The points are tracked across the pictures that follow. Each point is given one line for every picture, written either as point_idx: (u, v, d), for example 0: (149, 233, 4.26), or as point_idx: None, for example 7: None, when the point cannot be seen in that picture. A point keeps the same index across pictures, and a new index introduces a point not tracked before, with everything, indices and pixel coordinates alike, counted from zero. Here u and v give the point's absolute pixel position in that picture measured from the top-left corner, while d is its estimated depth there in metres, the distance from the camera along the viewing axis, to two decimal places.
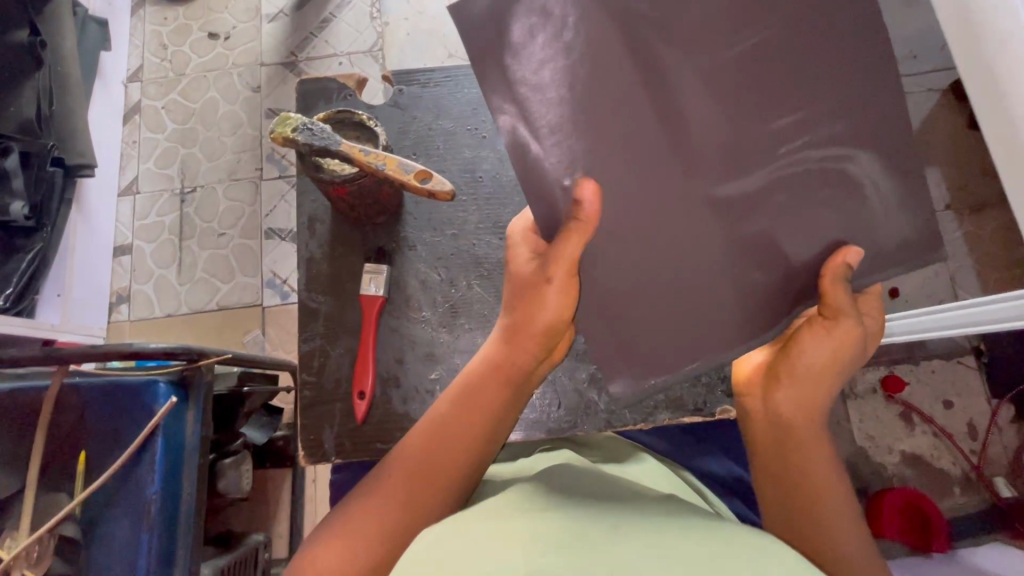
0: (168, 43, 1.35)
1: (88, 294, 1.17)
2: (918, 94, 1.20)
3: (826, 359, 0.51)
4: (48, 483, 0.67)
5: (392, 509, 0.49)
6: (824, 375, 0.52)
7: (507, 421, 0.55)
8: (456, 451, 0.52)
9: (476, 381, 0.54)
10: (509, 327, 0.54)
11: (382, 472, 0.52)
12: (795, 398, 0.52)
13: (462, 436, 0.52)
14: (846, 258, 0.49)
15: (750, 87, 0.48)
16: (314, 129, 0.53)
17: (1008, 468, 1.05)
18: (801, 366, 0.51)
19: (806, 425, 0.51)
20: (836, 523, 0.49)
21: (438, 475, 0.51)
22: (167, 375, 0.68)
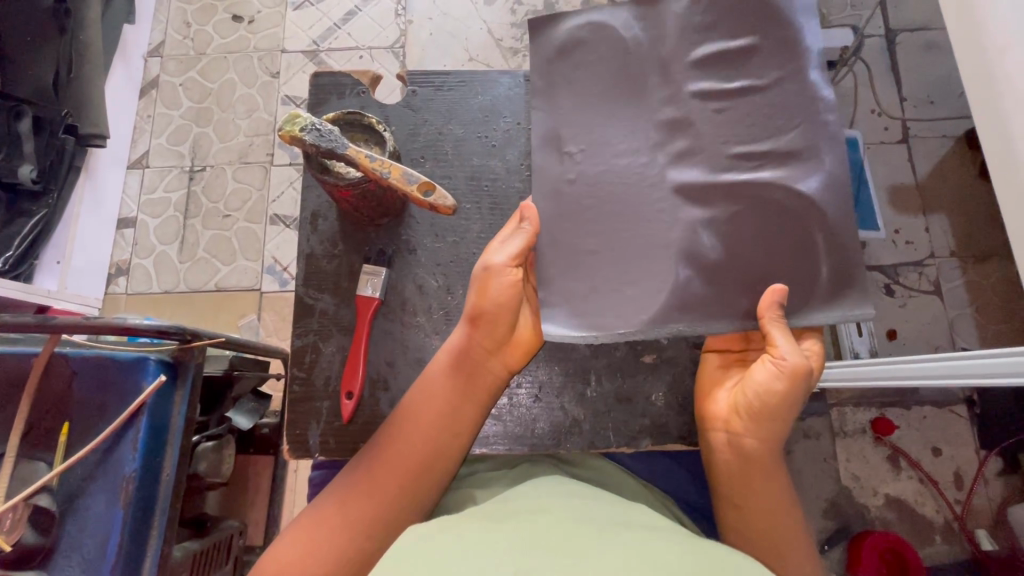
0: (192, 21, 1.36)
1: (88, 263, 1.17)
2: (931, 139, 1.21)
3: (783, 393, 0.53)
4: (28, 451, 0.67)
5: (365, 506, 0.52)
6: (784, 409, 0.53)
7: (477, 416, 0.57)
8: (427, 448, 0.55)
9: (445, 383, 0.57)
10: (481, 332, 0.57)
11: (352, 469, 0.55)
12: (754, 430, 0.54)
13: (423, 430, 0.55)
14: (773, 297, 0.54)
15: (722, 134, 0.59)
16: (322, 130, 0.52)
17: (991, 521, 1.05)
18: (759, 402, 0.53)
19: (765, 461, 0.54)
20: (780, 555, 0.53)
21: (410, 472, 0.54)
22: (158, 355, 0.68)
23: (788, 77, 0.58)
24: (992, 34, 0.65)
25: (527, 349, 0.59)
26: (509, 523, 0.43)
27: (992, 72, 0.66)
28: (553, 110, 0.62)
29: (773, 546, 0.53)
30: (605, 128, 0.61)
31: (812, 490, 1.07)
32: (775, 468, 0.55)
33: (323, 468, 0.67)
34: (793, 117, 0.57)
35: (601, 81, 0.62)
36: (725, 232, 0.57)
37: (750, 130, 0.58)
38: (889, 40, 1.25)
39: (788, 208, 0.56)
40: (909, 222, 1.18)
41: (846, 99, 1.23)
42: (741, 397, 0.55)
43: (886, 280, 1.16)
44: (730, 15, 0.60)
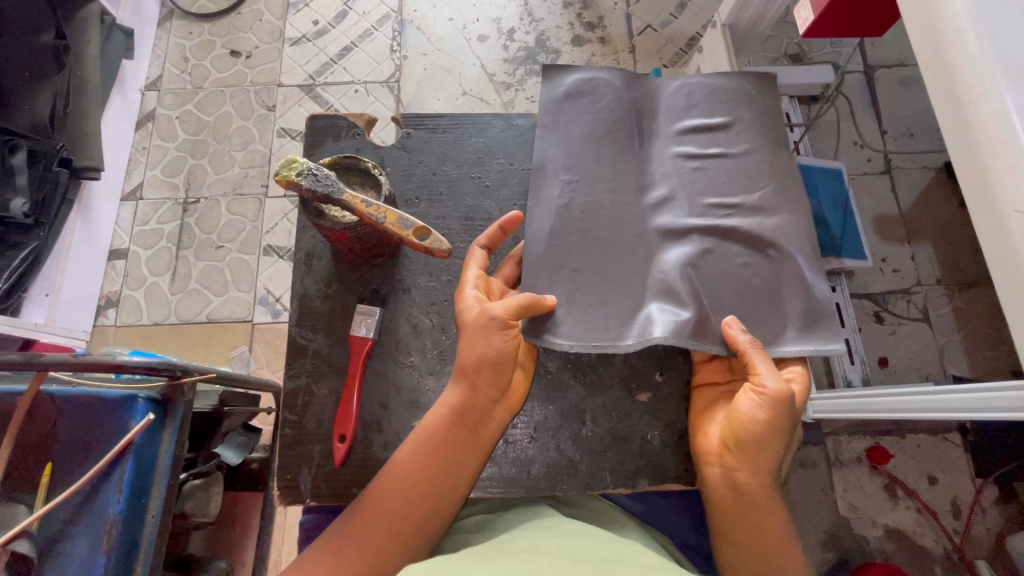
0: (189, 56, 1.39)
1: (76, 296, 1.15)
2: (912, 170, 1.24)
3: (767, 424, 0.53)
4: (6, 493, 0.65)
5: (354, 554, 0.51)
6: (770, 440, 0.53)
7: (467, 464, 0.56)
8: (415, 494, 0.54)
9: (435, 426, 0.56)
10: (467, 375, 0.56)
11: (342, 520, 0.53)
12: (741, 463, 0.54)
13: (413, 478, 0.54)
14: (734, 330, 0.55)
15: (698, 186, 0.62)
16: (319, 175, 0.53)
17: (990, 551, 1.04)
18: (745, 436, 0.54)
19: (756, 495, 0.54)
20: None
21: (399, 518, 0.53)
22: (147, 392, 0.67)
23: (761, 151, 0.64)
24: (969, 54, 0.45)
25: (520, 401, 0.60)
26: (498, 564, 0.42)
27: (966, 107, 0.45)
28: (552, 152, 0.64)
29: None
30: (605, 173, 0.63)
31: (810, 521, 1.06)
32: (768, 505, 0.54)
33: (314, 511, 0.65)
34: (758, 182, 0.63)
35: (598, 127, 0.65)
36: (711, 272, 0.59)
37: (723, 185, 0.63)
38: (868, 75, 1.29)
39: (765, 254, 0.60)
40: (895, 251, 1.20)
41: (829, 132, 1.27)
42: (727, 431, 0.55)
43: (875, 308, 1.17)
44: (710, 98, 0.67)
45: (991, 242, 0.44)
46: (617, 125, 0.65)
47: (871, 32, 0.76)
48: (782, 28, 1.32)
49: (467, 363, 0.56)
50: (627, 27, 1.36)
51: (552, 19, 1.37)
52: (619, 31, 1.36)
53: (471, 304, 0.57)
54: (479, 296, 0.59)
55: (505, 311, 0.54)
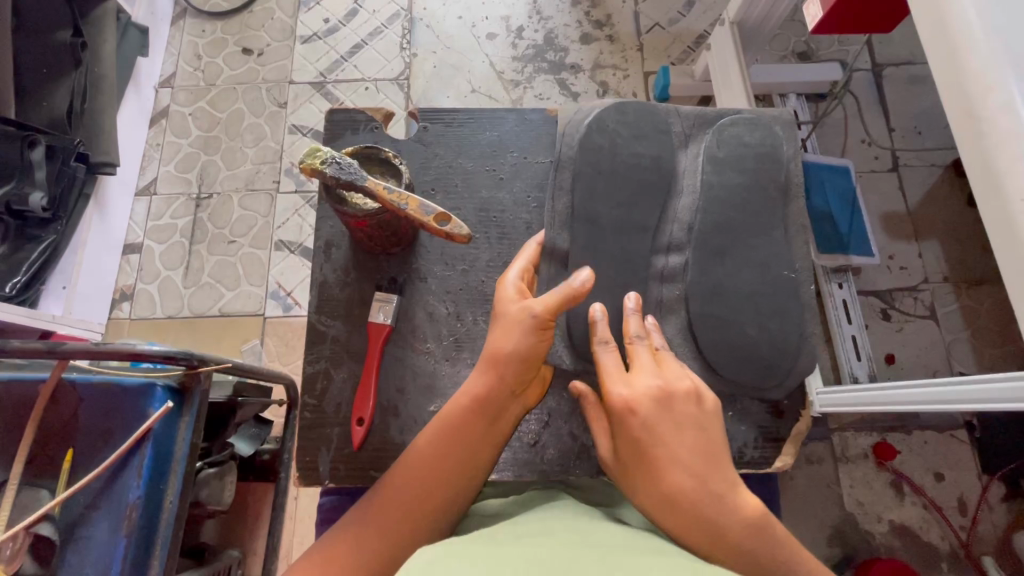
0: (202, 54, 1.40)
1: (91, 289, 1.17)
2: (920, 168, 1.24)
3: (637, 443, 0.49)
4: (30, 477, 0.67)
5: (364, 535, 0.52)
6: (676, 464, 0.47)
7: (490, 447, 0.57)
8: (438, 475, 0.55)
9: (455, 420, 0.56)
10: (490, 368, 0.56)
11: (365, 499, 0.55)
12: (666, 520, 0.47)
13: (436, 459, 0.55)
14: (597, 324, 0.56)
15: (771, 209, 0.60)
16: (342, 163, 0.55)
17: (997, 548, 1.04)
18: (634, 487, 0.49)
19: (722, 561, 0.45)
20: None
21: (421, 498, 0.54)
22: (165, 380, 0.68)
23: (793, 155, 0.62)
24: (978, 45, 0.46)
25: (541, 386, 0.60)
26: (511, 548, 0.42)
27: (973, 99, 0.46)
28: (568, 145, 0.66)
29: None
30: (619, 166, 0.64)
31: (816, 517, 1.07)
32: (752, 539, 0.46)
33: (333, 494, 0.66)
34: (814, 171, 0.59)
35: (613, 118, 0.66)
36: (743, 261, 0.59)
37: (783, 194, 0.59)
38: (876, 73, 1.30)
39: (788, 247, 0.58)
40: (902, 248, 1.20)
41: (837, 130, 1.27)
42: (620, 461, 0.51)
43: (881, 305, 1.18)
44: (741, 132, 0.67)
45: (999, 230, 0.45)
46: (633, 118, 0.66)
47: (879, 29, 0.77)
48: (790, 26, 1.32)
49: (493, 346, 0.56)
50: (635, 26, 1.37)
51: (561, 18, 1.38)
52: (627, 29, 1.37)
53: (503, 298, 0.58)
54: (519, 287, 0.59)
55: (544, 309, 0.55)
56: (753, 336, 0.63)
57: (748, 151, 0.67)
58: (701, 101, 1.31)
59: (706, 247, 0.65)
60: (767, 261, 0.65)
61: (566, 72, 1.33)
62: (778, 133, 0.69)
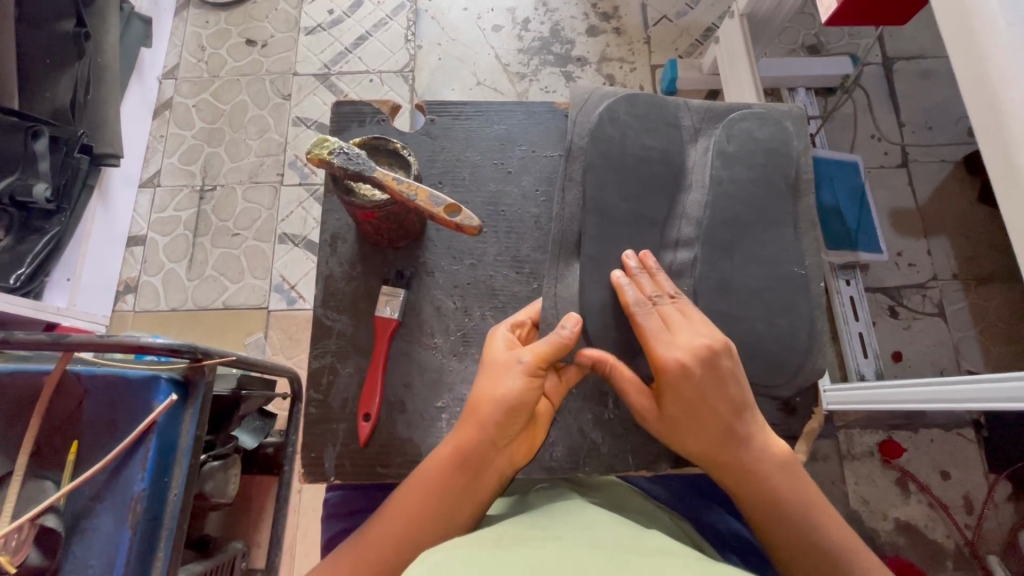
0: (206, 45, 1.39)
1: (95, 282, 1.16)
2: (930, 164, 1.23)
3: (689, 398, 0.54)
4: (35, 469, 0.67)
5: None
6: (716, 414, 0.55)
7: (469, 502, 0.54)
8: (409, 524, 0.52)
9: (435, 467, 0.54)
10: (469, 419, 0.54)
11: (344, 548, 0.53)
12: (702, 455, 0.56)
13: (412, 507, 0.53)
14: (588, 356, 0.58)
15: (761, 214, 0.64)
16: (350, 154, 0.54)
17: (1002, 547, 1.04)
18: (673, 433, 0.56)
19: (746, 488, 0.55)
20: (845, 556, 0.53)
21: (389, 550, 0.51)
22: (169, 374, 0.68)
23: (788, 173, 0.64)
24: (999, 40, 0.45)
25: (533, 445, 0.58)
26: (514, 552, 0.41)
27: (995, 86, 0.45)
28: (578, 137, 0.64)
29: (833, 553, 0.53)
30: (629, 158, 0.63)
31: None
32: (774, 471, 0.55)
33: (339, 489, 0.66)
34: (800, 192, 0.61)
35: (623, 109, 0.64)
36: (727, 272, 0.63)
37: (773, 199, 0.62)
38: (886, 68, 1.28)
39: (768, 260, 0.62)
40: (910, 244, 1.19)
41: (846, 125, 1.26)
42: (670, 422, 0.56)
43: (889, 302, 1.17)
44: (741, 140, 0.67)
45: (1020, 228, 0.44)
46: (643, 110, 0.65)
47: (893, 20, 0.75)
48: (799, 19, 1.31)
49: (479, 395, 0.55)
50: (642, 19, 1.35)
51: (567, 10, 1.36)
52: (634, 22, 1.35)
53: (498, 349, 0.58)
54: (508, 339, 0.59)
55: (531, 357, 0.55)
56: (760, 331, 0.62)
57: (758, 147, 0.66)
58: (709, 95, 1.29)
59: (715, 241, 0.64)
60: (776, 257, 0.64)
61: (572, 65, 1.32)
62: (788, 129, 0.68)
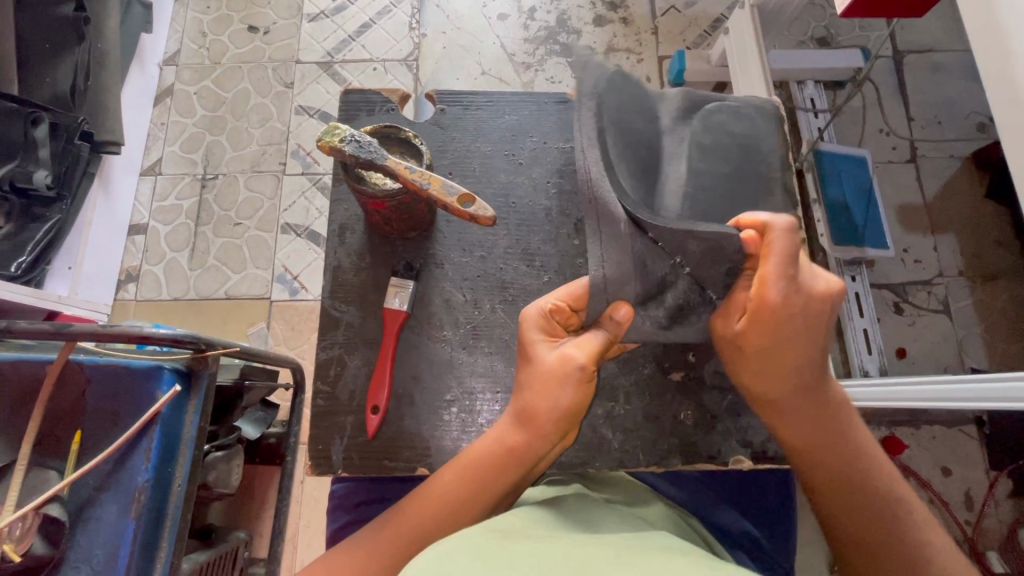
0: (207, 30, 1.38)
1: (96, 270, 1.16)
2: (939, 159, 1.22)
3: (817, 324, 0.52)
4: (38, 459, 0.67)
5: (369, 566, 0.51)
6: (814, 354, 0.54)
7: (510, 495, 0.55)
8: (452, 510, 0.54)
9: (481, 462, 0.54)
10: (525, 418, 0.54)
11: (379, 520, 0.55)
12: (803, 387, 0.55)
13: (455, 496, 0.54)
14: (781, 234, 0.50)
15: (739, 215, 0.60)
16: (361, 142, 0.53)
17: (1001, 543, 1.04)
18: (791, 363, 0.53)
19: (809, 436, 0.56)
20: (884, 481, 0.57)
21: (428, 531, 0.53)
22: (173, 364, 0.67)
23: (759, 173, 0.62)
24: None
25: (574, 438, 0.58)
26: (518, 544, 0.41)
27: None
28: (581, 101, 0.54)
29: (874, 475, 0.57)
30: (623, 141, 0.56)
31: None
32: (839, 404, 0.57)
33: (345, 481, 0.66)
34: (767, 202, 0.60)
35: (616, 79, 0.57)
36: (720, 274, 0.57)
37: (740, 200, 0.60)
38: (897, 61, 1.26)
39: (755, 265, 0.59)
40: (917, 241, 1.18)
41: (855, 119, 1.24)
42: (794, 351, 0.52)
43: (895, 298, 1.16)
44: (717, 135, 0.63)
45: None
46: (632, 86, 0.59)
47: (909, 13, 0.74)
48: (810, 11, 1.29)
49: (531, 400, 0.54)
50: (650, 8, 1.34)
51: None
52: (642, 11, 1.33)
53: (544, 345, 0.55)
54: (546, 331, 0.56)
55: (588, 361, 0.53)
56: None
57: (733, 140, 0.63)
58: (717, 87, 1.28)
59: None
60: None
61: None
62: (760, 123, 0.65)
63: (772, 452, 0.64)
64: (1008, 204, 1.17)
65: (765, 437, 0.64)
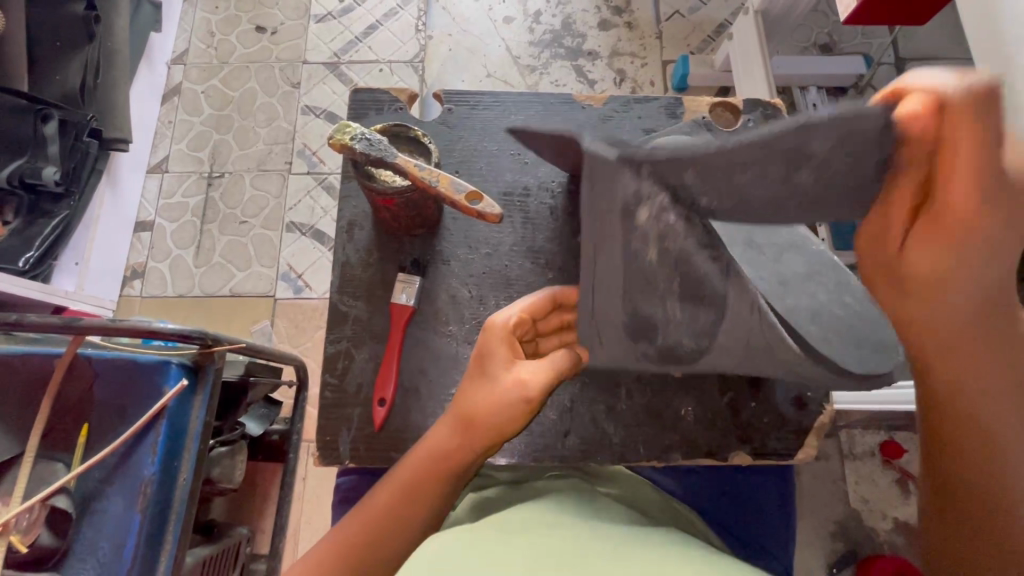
0: (215, 31, 1.39)
1: (103, 266, 1.17)
2: None
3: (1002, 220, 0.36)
4: (46, 450, 0.68)
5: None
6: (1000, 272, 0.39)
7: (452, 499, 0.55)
8: (399, 518, 0.53)
9: (422, 464, 0.55)
10: (464, 421, 0.54)
11: (327, 543, 0.53)
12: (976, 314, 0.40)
13: (401, 503, 0.54)
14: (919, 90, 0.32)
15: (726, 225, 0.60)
16: (371, 140, 0.54)
17: None
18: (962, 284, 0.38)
19: (974, 378, 0.43)
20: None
21: (377, 545, 0.52)
22: (179, 358, 0.68)
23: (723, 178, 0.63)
24: None
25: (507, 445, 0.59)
26: (515, 539, 0.41)
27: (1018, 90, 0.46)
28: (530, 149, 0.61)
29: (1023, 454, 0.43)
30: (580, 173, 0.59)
31: (819, 514, 1.08)
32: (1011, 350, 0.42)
33: (350, 474, 0.67)
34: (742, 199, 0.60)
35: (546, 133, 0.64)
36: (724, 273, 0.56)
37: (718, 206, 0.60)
38: (899, 68, 1.28)
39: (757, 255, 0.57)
40: None
41: None
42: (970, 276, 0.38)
43: None
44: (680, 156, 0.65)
45: None
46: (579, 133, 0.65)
47: (911, 20, 0.75)
48: (813, 17, 1.30)
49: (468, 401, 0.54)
50: (654, 13, 1.35)
51: (578, 4, 1.36)
52: (646, 16, 1.35)
53: (499, 349, 0.55)
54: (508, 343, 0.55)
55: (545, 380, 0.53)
56: None
57: None
58: (719, 92, 1.29)
59: None
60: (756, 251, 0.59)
61: (582, 59, 1.32)
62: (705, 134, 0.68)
63: (771, 449, 0.65)
64: None
65: (762, 431, 0.66)
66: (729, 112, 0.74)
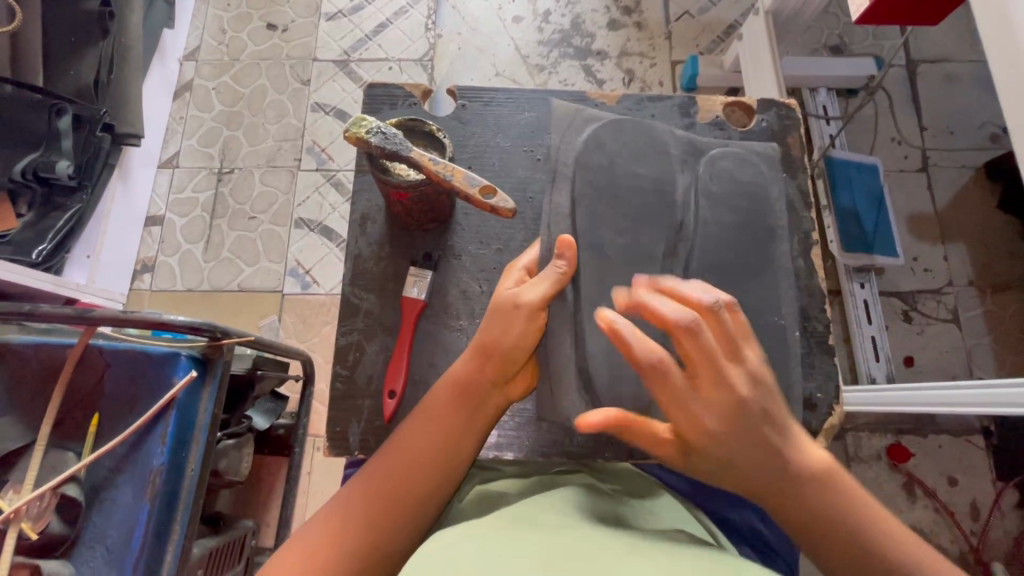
0: (227, 28, 1.40)
1: (114, 260, 1.18)
2: (951, 169, 1.22)
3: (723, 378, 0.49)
4: (58, 440, 0.69)
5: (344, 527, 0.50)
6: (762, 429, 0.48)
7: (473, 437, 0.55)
8: (421, 456, 0.54)
9: (440, 401, 0.56)
10: (482, 352, 0.56)
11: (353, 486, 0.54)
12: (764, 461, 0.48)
13: (421, 440, 0.54)
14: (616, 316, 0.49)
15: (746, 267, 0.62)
16: (386, 134, 0.55)
17: (1007, 554, 1.04)
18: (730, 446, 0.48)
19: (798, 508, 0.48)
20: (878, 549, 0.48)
21: (400, 481, 0.52)
22: (189, 351, 0.69)
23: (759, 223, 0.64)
24: None
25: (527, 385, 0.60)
26: (523, 534, 0.41)
27: None
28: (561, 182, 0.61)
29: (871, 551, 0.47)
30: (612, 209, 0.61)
31: None
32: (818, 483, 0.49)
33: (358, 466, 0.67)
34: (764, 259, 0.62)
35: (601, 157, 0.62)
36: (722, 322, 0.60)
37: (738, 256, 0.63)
38: (910, 70, 1.27)
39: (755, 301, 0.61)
40: (927, 250, 1.18)
41: (866, 127, 1.25)
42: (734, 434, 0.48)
43: (904, 306, 1.16)
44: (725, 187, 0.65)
45: None
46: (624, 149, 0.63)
47: (925, 21, 0.75)
48: (823, 19, 1.30)
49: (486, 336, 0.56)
50: (663, 13, 1.35)
51: (587, 4, 1.36)
52: (655, 17, 1.35)
53: (508, 288, 0.58)
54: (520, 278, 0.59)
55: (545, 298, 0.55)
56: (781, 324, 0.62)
57: (737, 188, 0.65)
58: (728, 93, 1.28)
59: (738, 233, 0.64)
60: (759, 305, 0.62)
61: (591, 59, 1.32)
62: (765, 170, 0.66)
63: None
64: (1019, 215, 1.18)
65: None
66: (741, 111, 0.74)
